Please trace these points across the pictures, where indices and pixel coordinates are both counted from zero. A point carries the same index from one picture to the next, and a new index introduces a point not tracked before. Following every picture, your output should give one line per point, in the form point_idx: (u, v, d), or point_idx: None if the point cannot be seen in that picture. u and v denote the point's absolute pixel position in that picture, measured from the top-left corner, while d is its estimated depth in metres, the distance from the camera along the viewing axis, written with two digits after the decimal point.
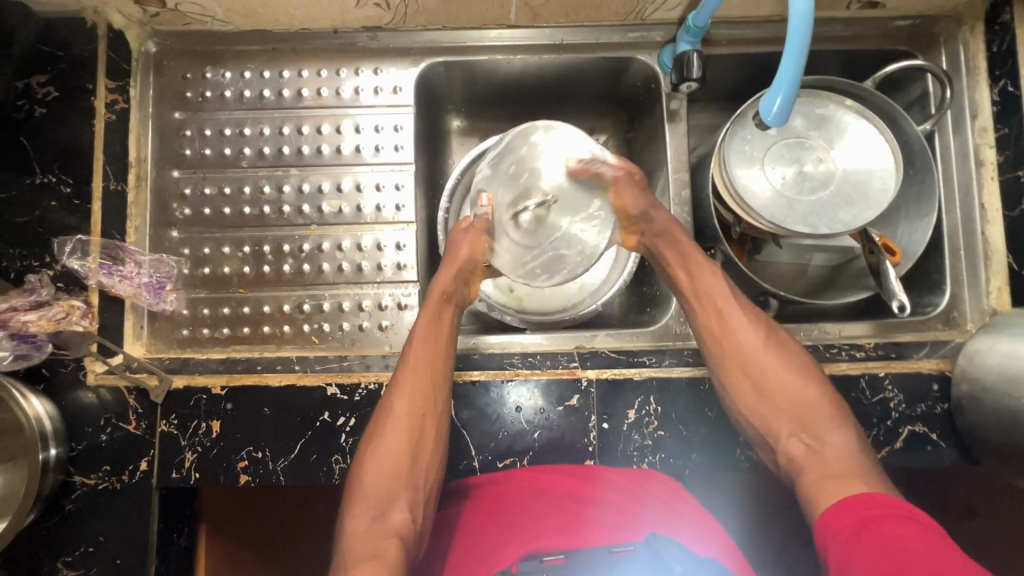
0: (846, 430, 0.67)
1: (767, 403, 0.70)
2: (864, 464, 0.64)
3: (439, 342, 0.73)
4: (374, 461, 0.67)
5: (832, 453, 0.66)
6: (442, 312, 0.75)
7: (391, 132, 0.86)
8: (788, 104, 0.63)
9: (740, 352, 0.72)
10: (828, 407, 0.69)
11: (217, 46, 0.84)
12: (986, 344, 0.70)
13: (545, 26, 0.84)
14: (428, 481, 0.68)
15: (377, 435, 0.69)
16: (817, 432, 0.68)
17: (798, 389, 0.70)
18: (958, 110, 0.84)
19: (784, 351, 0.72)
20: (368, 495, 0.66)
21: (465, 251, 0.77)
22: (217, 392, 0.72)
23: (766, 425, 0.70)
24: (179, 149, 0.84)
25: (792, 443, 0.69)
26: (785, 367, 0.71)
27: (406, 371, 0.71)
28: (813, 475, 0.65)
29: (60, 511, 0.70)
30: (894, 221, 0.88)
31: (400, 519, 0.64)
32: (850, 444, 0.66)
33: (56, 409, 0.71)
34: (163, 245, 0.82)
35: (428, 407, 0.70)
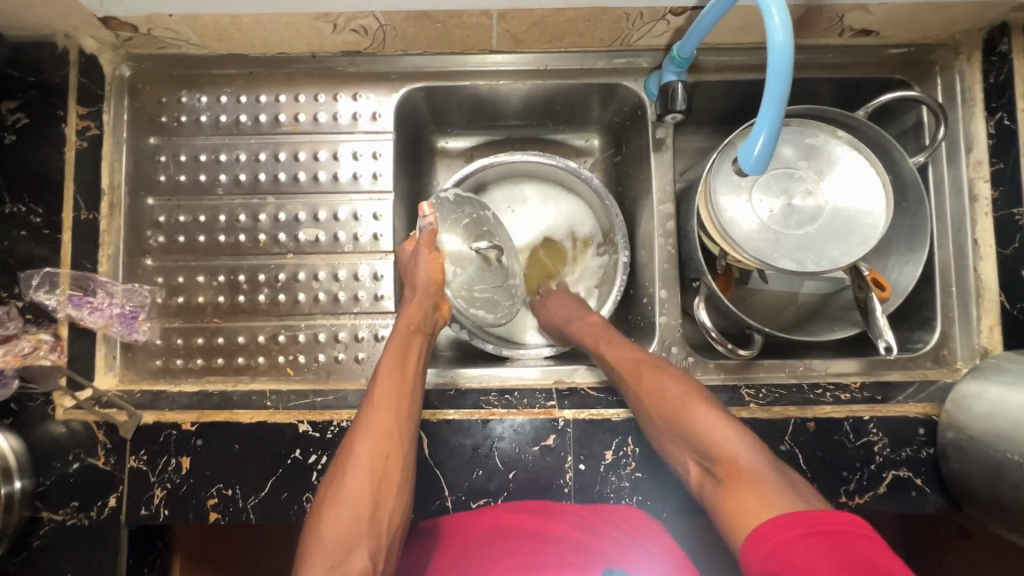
0: (741, 437, 0.63)
1: (662, 428, 0.68)
2: (756, 470, 0.59)
3: (406, 377, 0.70)
4: (332, 504, 0.62)
5: (724, 466, 0.61)
6: (409, 342, 0.73)
7: (369, 159, 0.84)
8: (771, 144, 0.60)
9: (637, 383, 0.71)
10: (716, 419, 0.65)
11: (193, 70, 0.83)
12: (974, 390, 0.68)
13: (528, 52, 0.82)
14: (392, 527, 0.63)
15: (337, 477, 0.64)
16: (709, 446, 0.63)
17: (685, 408, 0.67)
18: (953, 142, 0.82)
19: (667, 373, 0.71)
20: (325, 543, 0.60)
21: (424, 280, 0.75)
22: (187, 428, 0.71)
23: (668, 451, 0.68)
24: (154, 175, 0.82)
25: (692, 463, 0.65)
26: (679, 393, 0.68)
27: (372, 412, 0.67)
28: (713, 495, 0.61)
29: (28, 547, 0.69)
30: (885, 254, 0.85)
31: (359, 567, 0.59)
32: (741, 451, 0.61)
33: (23, 444, 0.69)
34: (138, 273, 0.81)
35: (394, 449, 0.66)
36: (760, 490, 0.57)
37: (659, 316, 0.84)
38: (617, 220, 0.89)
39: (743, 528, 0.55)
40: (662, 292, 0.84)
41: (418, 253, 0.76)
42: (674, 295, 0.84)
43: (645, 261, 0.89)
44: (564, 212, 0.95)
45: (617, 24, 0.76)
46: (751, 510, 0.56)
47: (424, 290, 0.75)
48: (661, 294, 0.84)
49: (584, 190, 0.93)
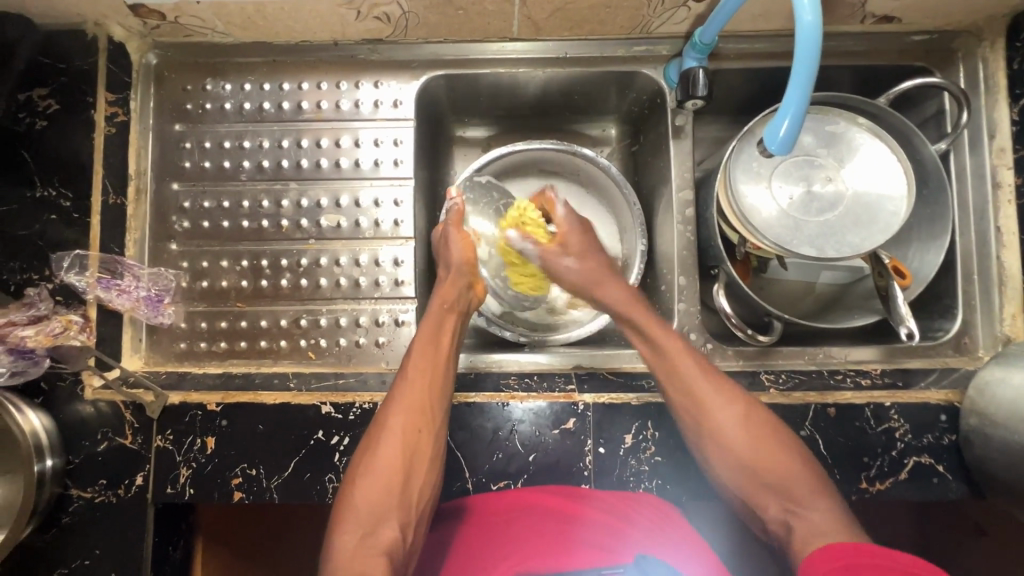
0: (830, 497, 0.62)
1: (743, 469, 0.65)
2: (851, 529, 0.58)
3: (440, 355, 0.71)
4: (365, 477, 0.64)
5: (817, 523, 0.60)
6: (444, 319, 0.74)
7: (390, 146, 0.85)
8: (796, 129, 0.61)
9: (714, 418, 0.67)
10: (811, 475, 0.64)
11: (217, 58, 0.84)
12: (998, 376, 0.67)
13: (549, 39, 0.83)
14: (422, 500, 0.65)
15: (369, 450, 0.66)
16: (800, 498, 0.62)
17: (779, 457, 0.65)
18: (976, 130, 0.81)
19: (759, 415, 0.67)
20: (357, 515, 0.62)
21: (457, 260, 0.77)
22: (212, 409, 0.72)
23: (748, 494, 0.65)
24: (179, 161, 0.84)
25: (776, 513, 0.63)
26: (765, 435, 0.66)
27: (403, 388, 0.69)
28: (798, 542, 0.59)
29: (57, 523, 0.71)
30: (906, 243, 0.85)
31: (388, 538, 0.61)
32: (834, 512, 0.60)
33: (53, 422, 0.71)
34: (162, 258, 0.83)
35: (424, 423, 0.67)
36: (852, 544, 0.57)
37: (678, 303, 0.84)
38: (635, 208, 0.90)
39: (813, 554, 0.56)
40: (681, 279, 0.84)
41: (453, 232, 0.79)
42: (693, 282, 0.84)
43: (663, 249, 0.89)
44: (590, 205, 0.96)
45: (636, 11, 0.76)
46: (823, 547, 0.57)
47: (457, 268, 0.77)
48: (679, 282, 0.85)
49: (601, 178, 0.93)
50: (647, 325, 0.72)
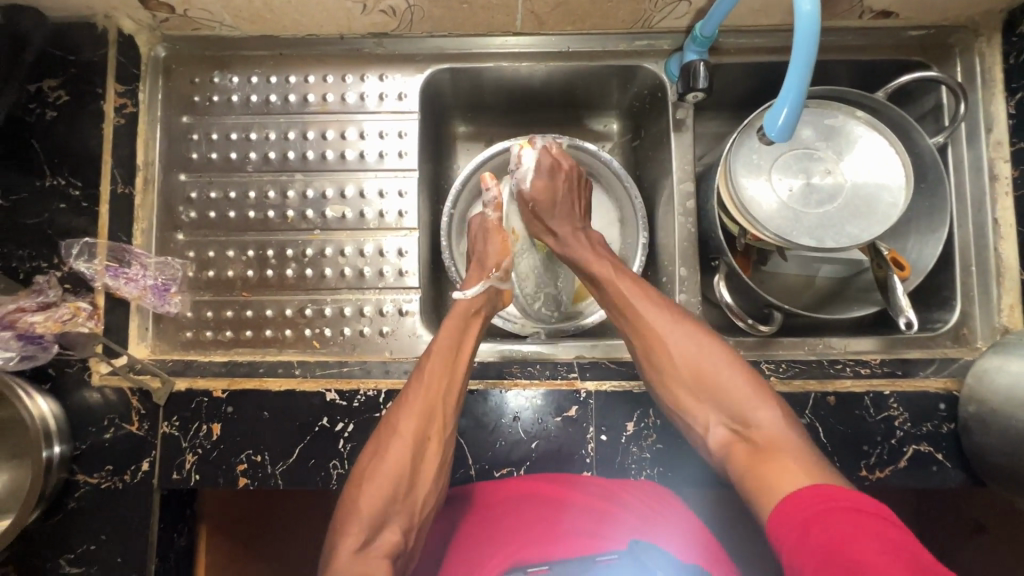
0: (774, 409, 0.65)
1: (685, 389, 0.68)
2: (794, 441, 0.61)
3: (459, 362, 0.72)
4: (371, 479, 0.64)
5: (759, 434, 0.63)
6: (467, 324, 0.75)
7: (395, 138, 0.86)
8: (794, 117, 0.64)
9: (657, 343, 0.70)
10: (753, 388, 0.66)
11: (225, 51, 0.85)
12: (996, 364, 0.68)
13: (552, 33, 0.84)
14: (426, 506, 0.66)
15: (378, 451, 0.66)
16: (744, 412, 0.65)
17: (719, 370, 0.68)
18: (973, 123, 0.82)
19: (699, 331, 0.70)
20: (360, 516, 0.62)
21: (491, 262, 0.82)
22: (218, 396, 0.73)
23: (689, 412, 0.68)
24: (187, 153, 0.85)
25: (719, 425, 0.66)
26: (705, 353, 0.69)
27: (417, 391, 0.69)
28: (744, 458, 0.62)
29: (63, 509, 0.71)
30: (904, 235, 0.86)
31: (390, 541, 0.61)
32: (776, 422, 0.63)
33: (60, 408, 0.71)
34: (169, 248, 0.84)
35: (436, 429, 0.68)
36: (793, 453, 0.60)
37: (679, 294, 0.85)
38: (636, 202, 0.90)
39: (770, 493, 0.57)
40: (682, 270, 0.85)
41: (493, 230, 0.83)
42: (694, 273, 0.85)
43: (664, 241, 0.89)
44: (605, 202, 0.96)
45: (638, 5, 0.77)
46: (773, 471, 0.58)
47: (490, 271, 0.82)
48: (680, 273, 0.85)
49: (604, 173, 0.94)
50: (583, 263, 0.78)
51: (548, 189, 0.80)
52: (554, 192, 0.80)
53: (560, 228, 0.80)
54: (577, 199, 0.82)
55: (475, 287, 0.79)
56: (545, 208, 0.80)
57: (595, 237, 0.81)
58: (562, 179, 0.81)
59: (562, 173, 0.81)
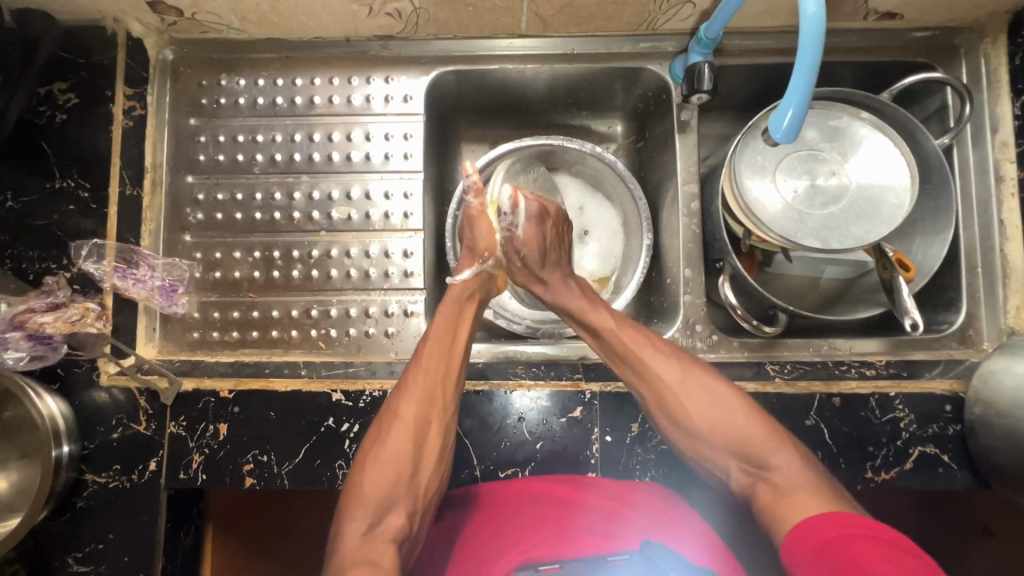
0: (789, 451, 0.63)
1: (699, 437, 0.67)
2: (813, 482, 0.60)
3: (456, 346, 0.72)
4: (375, 464, 0.64)
5: (780, 476, 0.62)
6: (463, 308, 0.75)
7: (400, 140, 0.86)
8: (799, 118, 0.65)
9: (665, 395, 0.68)
10: (767, 432, 0.65)
11: (233, 54, 0.86)
12: (1002, 366, 0.68)
13: (556, 36, 0.84)
14: (429, 490, 0.65)
15: (379, 437, 0.66)
16: (761, 458, 0.63)
17: (732, 416, 0.66)
18: (978, 124, 0.82)
19: (706, 377, 0.68)
20: (366, 502, 0.62)
21: (482, 247, 0.78)
22: (225, 396, 0.73)
23: (707, 457, 0.67)
24: (194, 154, 0.86)
25: (736, 469, 0.65)
26: (714, 403, 0.66)
27: (416, 375, 0.69)
28: (766, 499, 0.61)
29: (71, 507, 0.72)
30: (909, 236, 0.86)
31: (395, 525, 0.61)
32: (794, 464, 0.62)
33: (69, 408, 0.72)
34: (176, 249, 0.85)
35: (436, 412, 0.68)
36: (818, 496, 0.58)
37: (683, 295, 0.85)
38: (641, 203, 0.90)
39: (790, 525, 0.57)
40: (686, 272, 0.85)
41: (480, 217, 0.78)
42: (698, 275, 0.85)
43: (668, 243, 0.89)
44: (607, 206, 0.96)
45: (643, 7, 0.78)
46: (799, 505, 0.58)
47: (482, 256, 0.79)
48: (685, 274, 0.85)
49: (609, 175, 0.94)
50: (580, 312, 0.76)
51: (538, 237, 0.77)
52: (543, 241, 0.78)
53: (551, 277, 0.78)
54: (562, 244, 0.81)
55: (469, 269, 0.78)
56: (534, 260, 0.77)
57: (584, 285, 0.80)
58: (549, 226, 0.79)
59: (550, 219, 0.79)
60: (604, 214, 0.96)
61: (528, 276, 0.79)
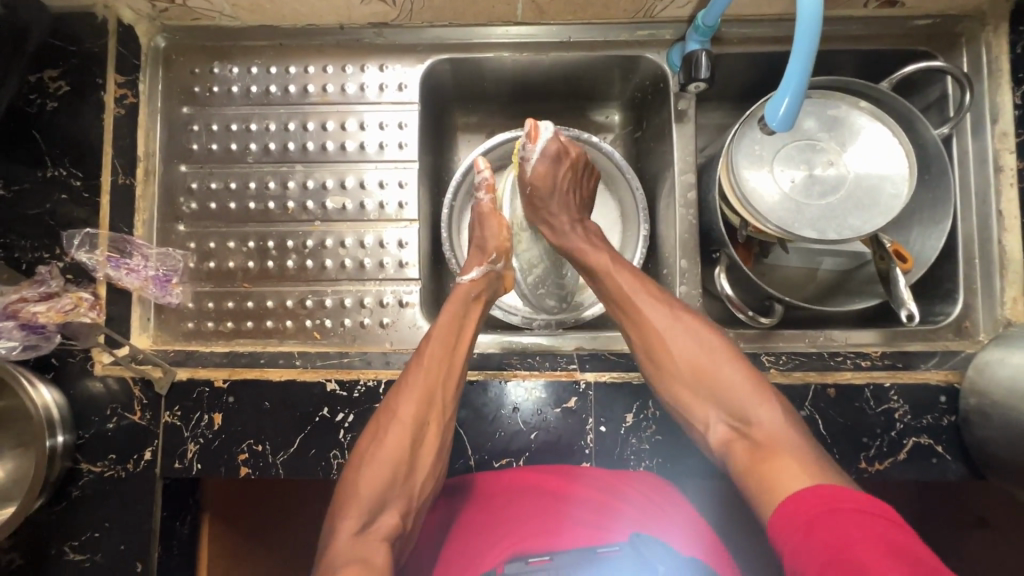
0: (774, 406, 0.64)
1: (684, 384, 0.68)
2: (793, 440, 0.61)
3: (459, 347, 0.72)
4: (371, 462, 0.65)
5: (759, 431, 0.63)
6: (469, 309, 0.76)
7: (395, 129, 0.86)
8: (795, 107, 0.64)
9: (654, 339, 0.70)
10: (753, 385, 0.66)
11: (225, 42, 0.85)
12: (997, 357, 0.68)
13: (553, 23, 0.83)
14: (425, 491, 0.66)
15: (377, 435, 0.67)
16: (744, 410, 0.65)
17: (720, 367, 0.67)
18: (978, 113, 0.81)
19: (697, 327, 0.70)
20: (359, 500, 0.63)
21: (491, 246, 0.81)
22: (219, 385, 0.73)
23: (689, 408, 0.68)
24: (187, 143, 0.85)
25: (718, 422, 0.66)
26: (702, 347, 0.69)
27: (416, 375, 0.69)
28: (743, 456, 0.62)
29: (67, 496, 0.72)
30: (907, 227, 0.85)
31: (388, 524, 0.62)
32: (777, 420, 0.63)
33: (63, 397, 0.72)
34: (171, 239, 0.84)
35: (435, 414, 0.68)
36: (797, 457, 0.59)
37: (679, 286, 0.84)
38: (638, 193, 0.90)
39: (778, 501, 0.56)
40: (683, 262, 0.85)
41: (490, 215, 0.81)
42: (695, 265, 0.85)
43: (665, 234, 0.89)
44: (605, 197, 0.96)
45: None
46: (776, 472, 0.58)
47: (490, 254, 0.80)
48: (681, 265, 0.85)
49: (607, 166, 0.93)
50: (579, 252, 0.79)
51: (549, 177, 0.79)
52: (554, 179, 0.79)
53: (560, 219, 0.80)
54: (577, 187, 0.81)
55: (476, 270, 0.79)
56: (543, 197, 0.79)
57: (593, 230, 0.81)
58: (565, 167, 0.79)
59: (567, 159, 0.79)
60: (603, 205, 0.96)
61: (539, 214, 0.81)
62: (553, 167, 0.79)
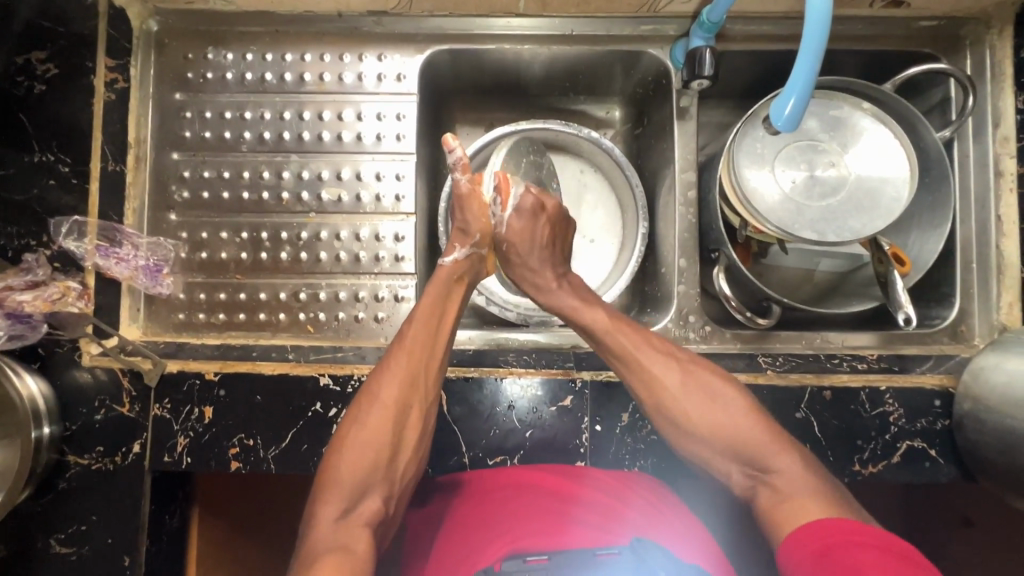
0: (792, 453, 0.63)
1: (698, 438, 0.67)
2: (815, 484, 0.60)
3: (442, 327, 0.70)
4: (353, 447, 0.63)
5: (782, 480, 0.62)
6: (452, 290, 0.74)
7: (393, 121, 0.84)
8: (801, 108, 0.64)
9: (660, 398, 0.68)
10: (766, 431, 0.65)
11: (220, 27, 0.83)
12: (992, 362, 0.68)
13: (555, 16, 0.82)
14: (406, 475, 0.65)
15: (358, 419, 0.65)
16: (763, 462, 0.63)
17: (732, 418, 0.66)
18: (981, 117, 0.81)
19: (704, 379, 0.68)
20: (341, 485, 0.61)
21: (474, 229, 0.77)
22: (210, 378, 0.72)
23: (707, 462, 0.67)
24: (179, 131, 0.83)
25: (739, 473, 0.65)
26: (709, 404, 0.67)
27: (399, 357, 0.67)
28: (768, 505, 0.61)
29: (54, 489, 0.71)
30: (906, 230, 0.85)
31: (372, 508, 0.61)
32: (797, 467, 0.62)
33: (50, 388, 0.71)
34: (162, 228, 0.83)
35: (418, 397, 0.67)
36: (823, 505, 0.58)
37: (677, 285, 0.84)
38: (638, 190, 0.88)
39: (790, 529, 0.57)
40: (681, 261, 0.84)
41: (471, 197, 0.77)
42: (693, 265, 0.84)
43: (664, 233, 0.88)
44: (603, 194, 0.95)
45: None
46: (798, 512, 0.58)
47: (473, 237, 0.78)
48: (679, 264, 0.84)
49: (606, 162, 0.92)
50: (572, 311, 0.75)
51: (526, 234, 0.78)
52: (534, 236, 0.78)
53: (542, 275, 0.78)
54: (556, 239, 0.80)
55: (458, 251, 0.77)
56: (523, 252, 0.78)
57: (578, 283, 0.80)
58: (541, 221, 0.78)
59: (544, 215, 0.78)
60: (601, 201, 0.95)
61: (519, 269, 0.79)
62: (536, 229, 0.78)
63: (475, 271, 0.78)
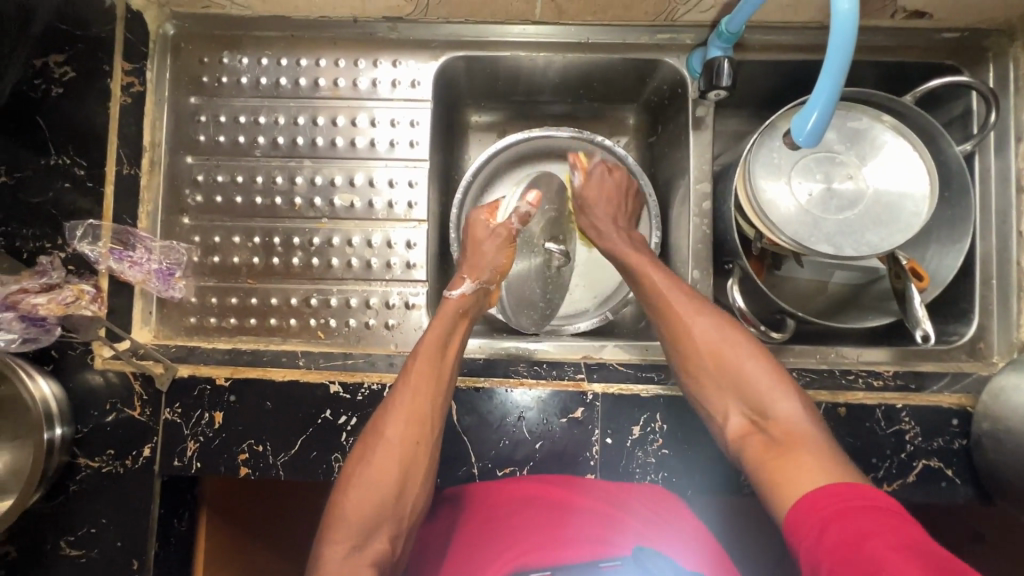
0: (794, 399, 0.63)
1: (703, 370, 0.67)
2: (813, 432, 0.60)
3: (447, 361, 0.70)
4: (359, 486, 0.63)
5: (776, 426, 0.62)
6: (456, 324, 0.73)
7: (406, 127, 0.84)
8: (823, 122, 0.63)
9: (673, 322, 0.69)
10: (774, 375, 0.65)
11: (236, 31, 0.84)
12: (1013, 382, 0.66)
13: (571, 24, 0.81)
14: (413, 515, 0.65)
15: (365, 456, 0.65)
16: (763, 404, 0.64)
17: (739, 356, 0.67)
18: (1003, 131, 0.79)
19: (721, 315, 0.69)
20: (348, 525, 0.62)
21: (486, 267, 0.76)
22: (220, 384, 0.72)
23: (705, 393, 0.67)
24: (194, 134, 0.84)
25: (736, 414, 0.66)
26: (719, 332, 0.68)
27: (404, 394, 0.67)
28: (761, 450, 0.61)
29: (64, 491, 0.71)
30: (924, 245, 0.83)
31: (377, 550, 0.61)
32: (796, 412, 0.62)
33: (62, 390, 0.71)
34: (175, 232, 0.83)
35: (423, 435, 0.66)
36: (817, 455, 0.57)
37: None
38: (649, 199, 0.88)
39: (790, 499, 0.55)
40: (695, 273, 0.83)
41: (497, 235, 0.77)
42: (707, 276, 0.83)
43: (678, 242, 0.87)
44: None
45: None
46: (794, 472, 0.56)
47: (484, 273, 0.76)
48: (693, 275, 0.83)
49: None
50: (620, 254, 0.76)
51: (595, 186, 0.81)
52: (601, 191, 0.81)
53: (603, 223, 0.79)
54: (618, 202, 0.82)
55: (465, 284, 0.75)
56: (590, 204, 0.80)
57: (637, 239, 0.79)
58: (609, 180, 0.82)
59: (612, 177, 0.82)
60: None
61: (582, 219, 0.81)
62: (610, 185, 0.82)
63: (484, 305, 0.77)
